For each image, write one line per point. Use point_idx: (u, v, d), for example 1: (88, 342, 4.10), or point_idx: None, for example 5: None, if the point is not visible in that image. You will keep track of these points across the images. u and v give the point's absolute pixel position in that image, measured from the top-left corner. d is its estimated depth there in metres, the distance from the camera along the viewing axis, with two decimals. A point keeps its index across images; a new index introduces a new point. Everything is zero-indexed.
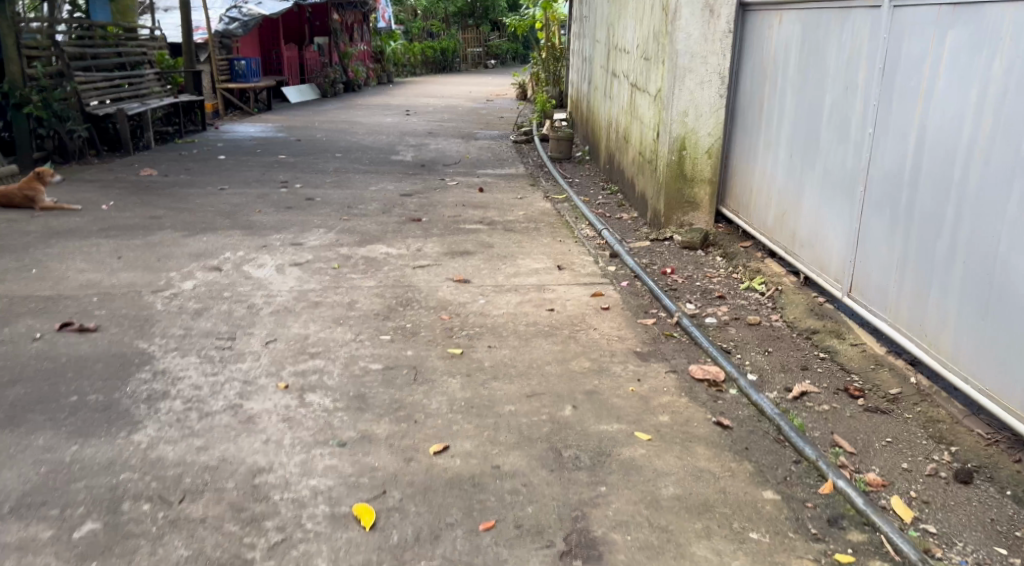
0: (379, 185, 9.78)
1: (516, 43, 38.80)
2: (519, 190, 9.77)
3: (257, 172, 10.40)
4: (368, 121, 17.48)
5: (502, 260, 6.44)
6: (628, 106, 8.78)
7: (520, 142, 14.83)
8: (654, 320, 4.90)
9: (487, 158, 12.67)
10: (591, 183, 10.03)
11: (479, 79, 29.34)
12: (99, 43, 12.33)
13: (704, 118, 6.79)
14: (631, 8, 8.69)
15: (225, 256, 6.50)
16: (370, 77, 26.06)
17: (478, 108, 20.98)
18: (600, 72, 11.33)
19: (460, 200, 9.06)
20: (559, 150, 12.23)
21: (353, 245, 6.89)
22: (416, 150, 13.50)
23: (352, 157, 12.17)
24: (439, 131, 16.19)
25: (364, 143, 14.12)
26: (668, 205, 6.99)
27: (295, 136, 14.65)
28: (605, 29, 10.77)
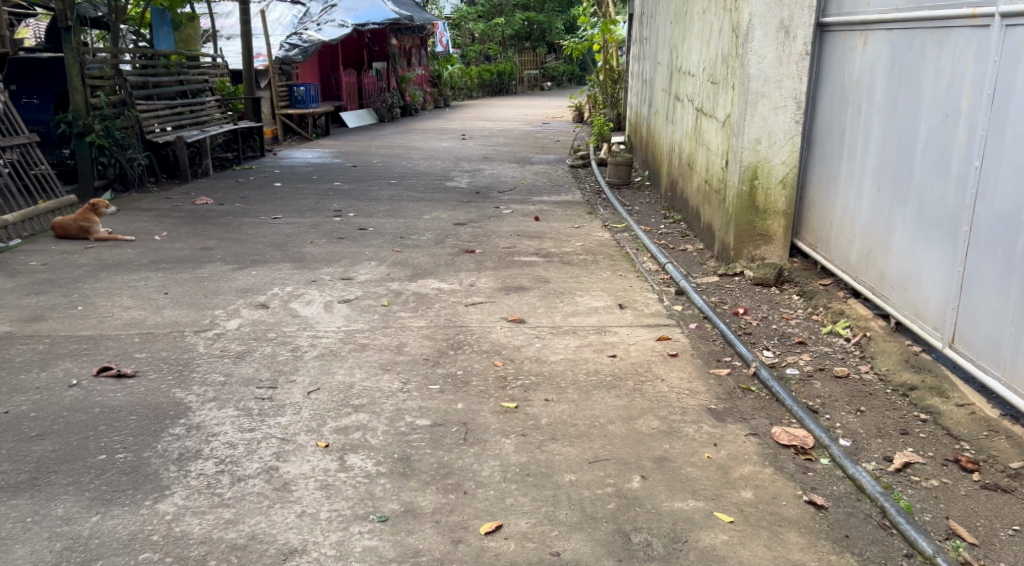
0: (432, 213, 9.46)
1: (572, 66, 38.56)
2: (577, 218, 9.37)
3: (309, 200, 10.16)
4: (424, 146, 17.27)
5: (562, 297, 6.03)
6: (693, 131, 8.40)
7: (577, 166, 14.46)
8: (729, 369, 4.47)
9: (543, 184, 12.30)
10: (652, 211, 9.60)
11: (536, 102, 29.10)
12: (162, 72, 12.27)
13: (778, 146, 6.40)
14: (697, 29, 8.32)
15: (274, 291, 6.17)
16: (427, 101, 25.99)
17: (534, 131, 20.69)
18: (661, 96, 10.96)
19: (517, 229, 8.68)
20: (617, 176, 11.79)
21: (405, 279, 6.54)
22: (472, 176, 13.21)
23: (405, 184, 11.90)
24: (494, 155, 15.89)
25: (418, 169, 13.87)
26: (738, 238, 6.61)
27: (350, 161, 14.46)
28: (668, 51, 10.42)
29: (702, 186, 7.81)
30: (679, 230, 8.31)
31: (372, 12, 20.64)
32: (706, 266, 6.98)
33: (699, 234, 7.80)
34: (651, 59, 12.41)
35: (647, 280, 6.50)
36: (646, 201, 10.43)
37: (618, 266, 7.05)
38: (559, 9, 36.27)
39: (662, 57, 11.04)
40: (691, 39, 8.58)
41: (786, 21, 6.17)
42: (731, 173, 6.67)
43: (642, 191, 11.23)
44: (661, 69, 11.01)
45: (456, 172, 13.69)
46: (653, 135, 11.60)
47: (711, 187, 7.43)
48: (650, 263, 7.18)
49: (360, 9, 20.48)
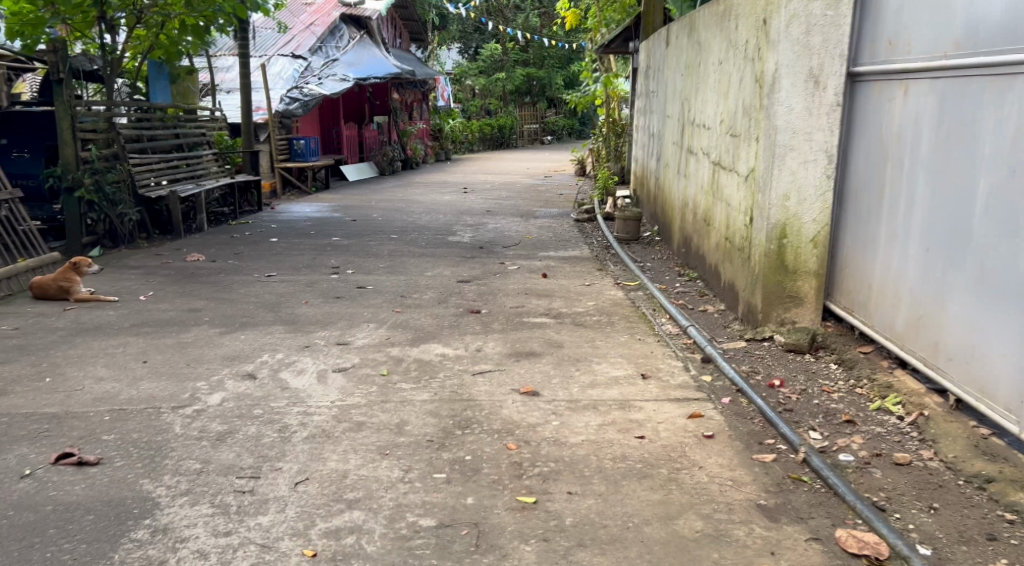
0: (435, 270, 8.95)
1: (573, 120, 38.44)
2: (587, 275, 8.86)
3: (305, 256, 9.68)
4: (425, 199, 16.85)
5: (578, 365, 5.50)
6: (709, 186, 7.97)
7: (583, 219, 13.99)
8: (775, 455, 3.95)
9: (549, 238, 11.82)
10: (666, 268, 9.12)
11: (537, 155, 28.81)
12: (158, 125, 11.83)
13: (809, 202, 5.94)
14: (713, 80, 7.94)
15: (262, 358, 5.53)
16: (427, 154, 25.67)
17: (537, 184, 20.31)
18: (671, 149, 10.56)
19: (524, 287, 8.17)
20: (627, 231, 11.30)
21: (405, 344, 5.97)
22: (474, 230, 12.73)
23: (405, 239, 11.43)
24: (497, 209, 15.47)
25: (419, 223, 13.43)
26: (766, 300, 6.14)
27: (349, 215, 14.02)
28: (678, 103, 10.07)
29: (722, 244, 7.35)
30: (697, 290, 7.82)
31: (374, 66, 20.40)
32: (731, 329, 6.48)
33: (719, 294, 7.32)
34: (658, 111, 12.07)
35: (669, 344, 6.00)
36: (658, 257, 9.93)
37: (636, 327, 6.55)
38: (560, 64, 36.23)
39: (671, 109, 10.70)
40: (706, 89, 8.21)
41: (816, 70, 5.75)
42: (758, 232, 6.21)
43: (653, 246, 10.75)
44: (671, 121, 10.64)
45: (459, 226, 13.22)
46: (662, 189, 11.20)
47: (733, 245, 6.97)
48: (669, 323, 6.69)
49: (362, 63, 20.25)
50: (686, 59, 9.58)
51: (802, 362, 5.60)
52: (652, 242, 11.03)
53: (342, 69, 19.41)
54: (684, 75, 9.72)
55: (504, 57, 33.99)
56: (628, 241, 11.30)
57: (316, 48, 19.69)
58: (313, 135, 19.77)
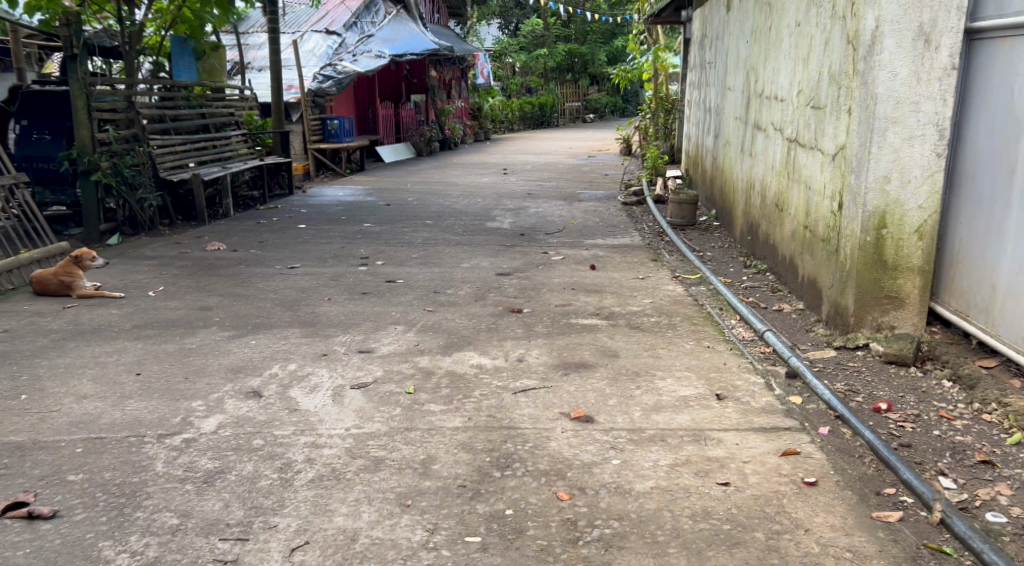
0: (473, 261, 8.15)
1: (615, 98, 37.38)
2: (640, 266, 8.01)
3: (334, 244, 8.96)
4: (464, 182, 16.09)
5: (639, 381, 4.67)
6: (784, 167, 7.17)
7: (631, 203, 13.12)
8: (900, 513, 3.29)
9: (595, 224, 10.98)
10: (729, 259, 8.27)
11: (579, 134, 27.89)
12: (183, 105, 11.07)
13: (914, 185, 5.16)
14: (790, 47, 7.12)
15: (273, 370, 4.69)
16: (466, 134, 24.85)
17: (580, 165, 19.45)
18: (733, 126, 9.74)
19: (571, 281, 7.34)
20: (680, 216, 10.43)
21: (435, 352, 5.11)
22: (515, 215, 11.92)
23: (442, 225, 10.68)
24: (539, 191, 14.66)
25: (457, 206, 12.68)
26: (861, 301, 5.31)
27: (384, 199, 13.30)
28: (742, 75, 9.26)
29: (799, 233, 6.56)
30: (767, 286, 7.00)
31: (411, 43, 19.63)
32: (813, 335, 5.67)
33: (796, 291, 6.52)
34: (716, 87, 11.24)
35: (744, 354, 5.20)
36: (717, 246, 9.09)
37: (703, 331, 5.74)
38: (603, 41, 35.11)
39: (733, 83, 9.89)
40: (781, 57, 7.38)
41: (927, 27, 4.99)
42: (849, 221, 5.42)
43: (711, 232, 9.91)
44: (733, 94, 9.82)
45: (499, 210, 12.43)
46: (722, 170, 10.40)
47: (814, 236, 6.18)
48: (740, 325, 5.90)
49: (398, 40, 19.49)
50: (753, 26, 8.75)
51: (906, 379, 4.77)
52: (710, 228, 10.18)
53: (378, 46, 18.66)
54: (750, 45, 8.89)
55: (546, 33, 33.03)
56: (683, 227, 10.44)
57: (351, 24, 18.94)
58: (348, 114, 19.06)
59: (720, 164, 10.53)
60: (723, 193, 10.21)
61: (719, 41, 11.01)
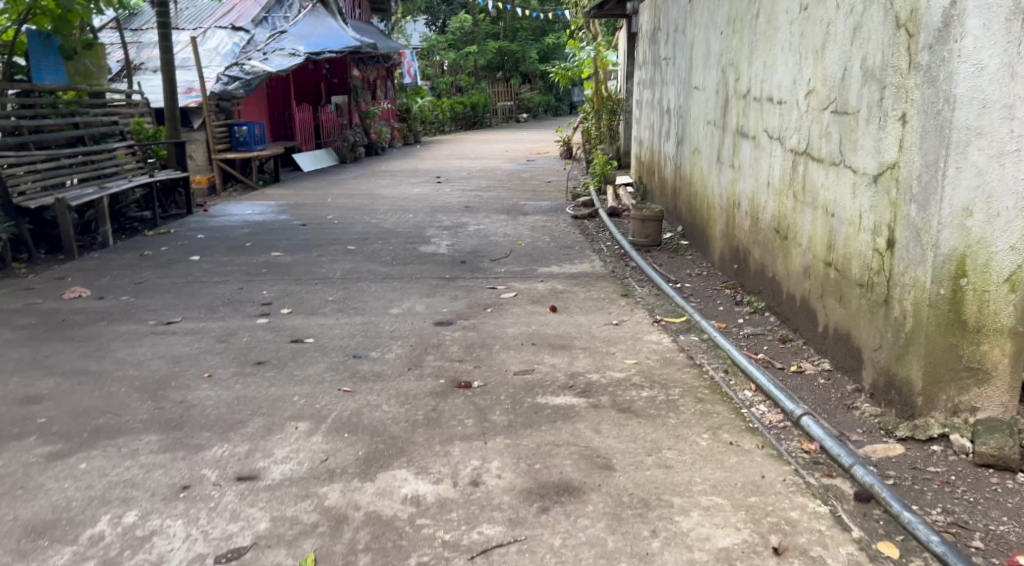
0: (403, 305, 6.62)
1: (547, 96, 36.11)
2: (607, 306, 6.58)
3: (232, 284, 7.36)
4: (393, 193, 14.50)
5: (651, 518, 3.25)
6: (787, 186, 5.75)
7: (581, 216, 11.74)
8: None
9: (546, 245, 9.54)
10: (716, 294, 6.83)
11: (514, 135, 26.49)
12: (52, 111, 9.40)
13: (1004, 219, 3.78)
14: (790, 37, 5.72)
15: (100, 527, 3.20)
16: (394, 138, 23.23)
17: (519, 170, 18.02)
18: (703, 132, 8.35)
19: (527, 333, 5.86)
20: (645, 234, 9.05)
21: (351, 474, 3.55)
22: (452, 234, 10.42)
23: (367, 251, 9.12)
24: (477, 203, 13.17)
25: (384, 226, 11.13)
26: (932, 377, 3.89)
27: (301, 217, 11.67)
28: (715, 73, 7.88)
29: (819, 273, 5.13)
30: (775, 336, 5.57)
31: (328, 39, 18.19)
32: (862, 416, 4.21)
33: (819, 347, 5.09)
34: (677, 87, 9.86)
35: (785, 458, 3.74)
36: (694, 275, 7.66)
37: (716, 416, 4.24)
38: (533, 38, 33.76)
39: (701, 82, 8.51)
40: (776, 49, 5.99)
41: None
42: (910, 266, 4.00)
43: (683, 256, 8.49)
44: (702, 95, 8.43)
45: (433, 229, 10.91)
46: (690, 183, 8.99)
47: (844, 279, 4.76)
48: (762, 403, 4.43)
49: (314, 36, 18.05)
50: (730, 15, 7.35)
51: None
52: (681, 250, 8.75)
53: (291, 43, 17.25)
54: (725, 36, 7.50)
55: (475, 29, 31.49)
56: (647, 250, 9.06)
57: (261, 20, 17.56)
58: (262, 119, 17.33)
59: (687, 175, 9.13)
60: (693, 210, 8.79)
61: (681, 35, 9.63)
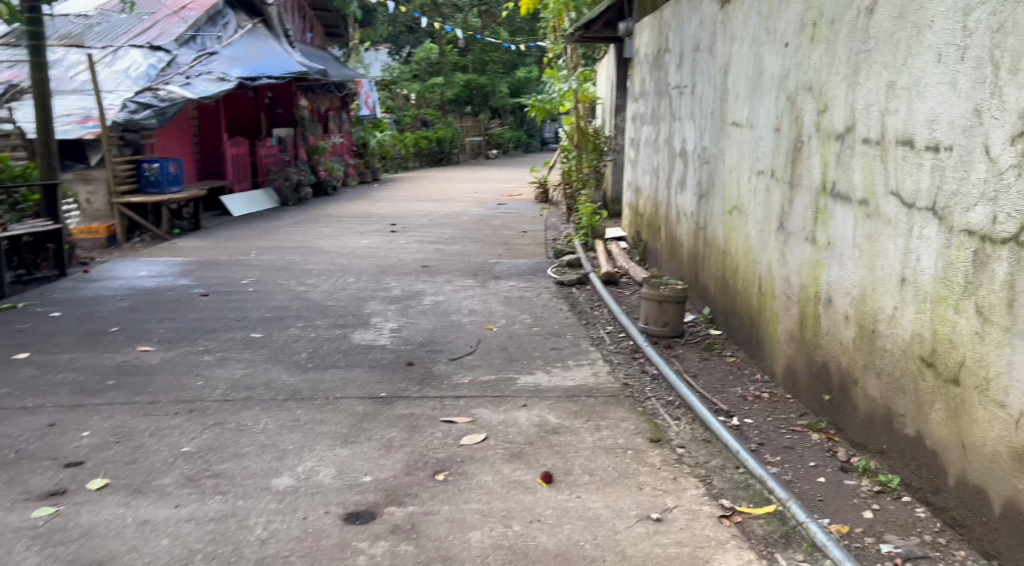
0: (298, 467, 4.21)
1: (519, 132, 33.85)
2: (633, 470, 4.11)
3: (42, 420, 4.92)
4: (335, 245, 12.03)
5: None
6: (956, 293, 3.36)
7: (567, 282, 9.34)
8: None
9: (526, 332, 7.10)
10: (797, 441, 4.38)
11: (485, 174, 24.11)
12: None
13: None
14: (963, 37, 3.32)
15: None
16: (349, 175, 20.78)
17: (488, 216, 15.58)
18: (748, 185, 5.95)
19: (502, 546, 3.46)
20: (662, 324, 6.66)
21: None
22: (400, 310, 7.99)
23: (277, 344, 6.63)
24: (437, 262, 10.74)
25: (311, 296, 8.65)
26: None
27: (206, 284, 9.20)
28: (768, 102, 5.49)
29: None
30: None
31: (267, 63, 15.73)
32: None
33: None
34: (700, 123, 7.47)
35: None
36: (746, 397, 5.20)
37: None
38: (504, 70, 31.57)
39: (741, 117, 6.12)
40: (914, 61, 3.61)
41: None
42: None
43: (721, 357, 6.04)
44: (744, 134, 6.04)
45: (376, 301, 8.46)
46: (725, 253, 6.58)
47: None
48: None
49: (250, 59, 15.60)
50: (799, 14, 4.92)
51: None
52: (717, 345, 6.30)
53: (221, 66, 14.81)
54: (789, 47, 5.11)
55: (442, 59, 29.18)
56: (659, 340, 6.66)
57: (186, 39, 15.12)
58: (184, 154, 14.82)
59: (719, 241, 6.71)
60: (732, 291, 6.37)
61: (706, 54, 7.24)
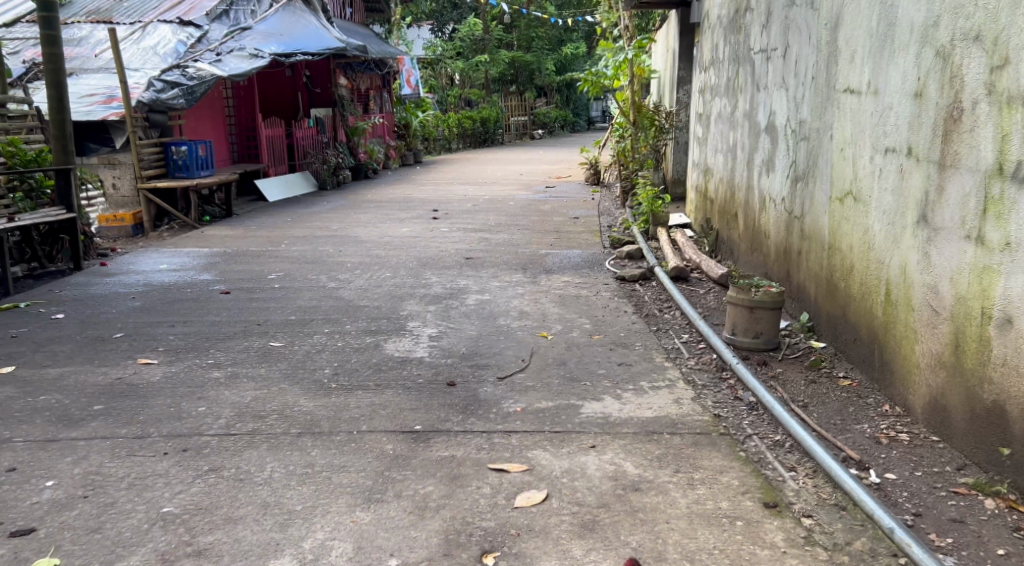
0: (304, 543, 3.27)
1: (564, 111, 32.66)
2: (749, 557, 3.19)
3: (1, 464, 3.91)
4: (372, 233, 11.02)
5: None
6: None
7: (631, 278, 8.24)
8: None
9: (587, 343, 6.04)
10: (967, 513, 3.45)
11: (530, 155, 23.02)
12: None
13: None
14: None
15: None
16: (389, 157, 19.82)
17: (536, 200, 14.50)
18: (872, 165, 4.89)
19: None
20: (751, 338, 5.60)
21: None
22: (441, 312, 6.93)
23: (298, 357, 5.62)
24: (483, 253, 9.67)
25: (343, 294, 7.65)
26: None
27: (229, 279, 8.21)
28: (906, 61, 4.41)
29: None
30: None
31: (303, 39, 14.71)
32: None
33: None
34: (797, 92, 6.37)
35: None
36: (875, 438, 4.14)
37: None
38: (549, 47, 30.39)
39: (860, 83, 5.05)
40: None
41: None
42: None
43: (831, 381, 4.98)
44: (866, 102, 4.97)
45: (415, 300, 7.41)
46: (832, 249, 5.51)
47: None
48: None
49: (284, 35, 14.59)
50: None
51: None
52: (823, 363, 5.23)
53: (254, 42, 13.81)
54: None
55: (486, 36, 28.07)
56: (749, 354, 5.59)
57: (218, 14, 14.18)
58: (215, 136, 13.95)
59: (825, 235, 5.65)
60: (842, 297, 5.31)
61: (807, 10, 6.15)
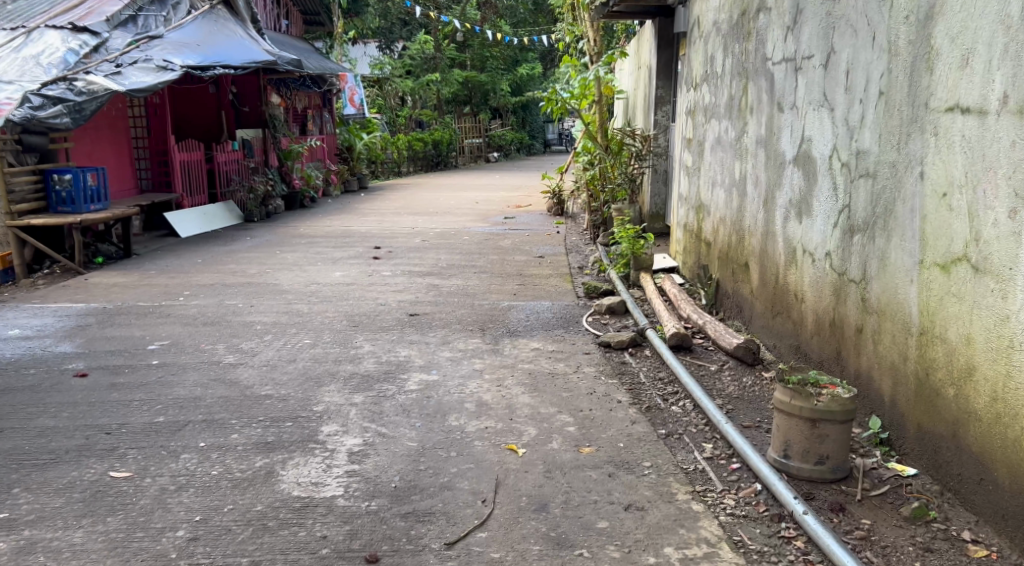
0: None
1: (520, 134, 31.00)
2: None
3: None
4: (297, 281, 9.20)
5: None
6: None
7: (619, 344, 6.49)
8: None
9: (573, 464, 4.26)
10: None
11: (487, 179, 21.24)
12: None
13: None
14: None
15: None
16: (330, 183, 17.95)
17: (494, 235, 12.76)
18: (1015, 222, 3.34)
19: None
20: (814, 465, 3.87)
21: None
22: (369, 410, 5.15)
23: (143, 502, 3.91)
24: (429, 308, 7.90)
25: (240, 377, 5.91)
26: None
27: (96, 357, 6.39)
28: None
29: None
30: None
31: (226, 49, 12.86)
32: None
33: None
34: (843, 111, 4.71)
35: None
36: None
37: None
38: (504, 67, 28.79)
39: (982, 98, 3.50)
40: None
41: None
42: None
43: (958, 553, 3.40)
44: (999, 125, 3.42)
45: (336, 386, 5.61)
46: (925, 337, 3.85)
47: None
48: None
49: (203, 44, 12.73)
50: None
51: None
52: (931, 511, 3.61)
53: (163, 53, 11.93)
54: None
55: (438, 55, 26.38)
56: (812, 490, 3.86)
57: (123, 20, 12.28)
58: (106, 160, 12.03)
59: (910, 314, 3.96)
60: (949, 412, 3.66)
61: None
